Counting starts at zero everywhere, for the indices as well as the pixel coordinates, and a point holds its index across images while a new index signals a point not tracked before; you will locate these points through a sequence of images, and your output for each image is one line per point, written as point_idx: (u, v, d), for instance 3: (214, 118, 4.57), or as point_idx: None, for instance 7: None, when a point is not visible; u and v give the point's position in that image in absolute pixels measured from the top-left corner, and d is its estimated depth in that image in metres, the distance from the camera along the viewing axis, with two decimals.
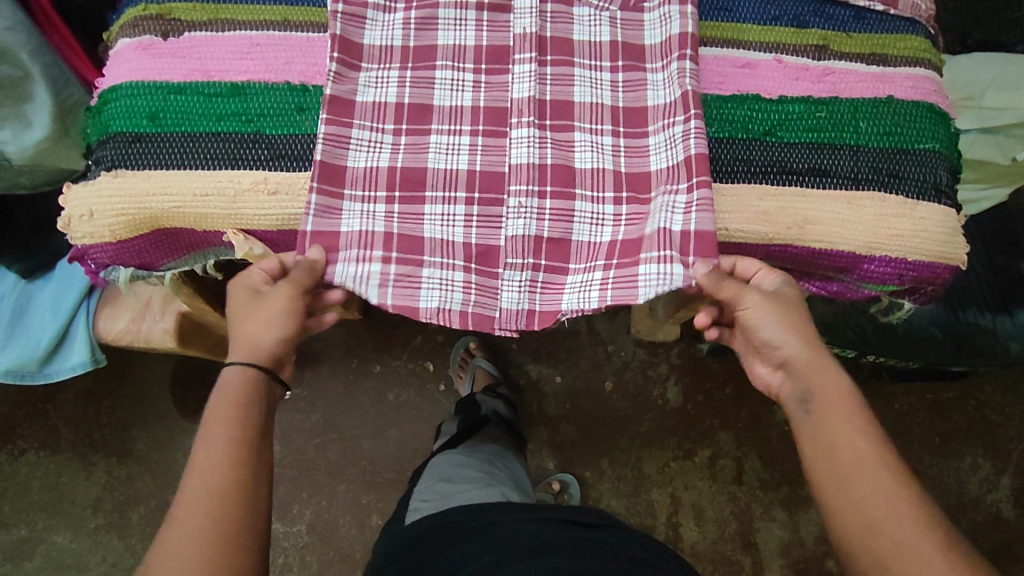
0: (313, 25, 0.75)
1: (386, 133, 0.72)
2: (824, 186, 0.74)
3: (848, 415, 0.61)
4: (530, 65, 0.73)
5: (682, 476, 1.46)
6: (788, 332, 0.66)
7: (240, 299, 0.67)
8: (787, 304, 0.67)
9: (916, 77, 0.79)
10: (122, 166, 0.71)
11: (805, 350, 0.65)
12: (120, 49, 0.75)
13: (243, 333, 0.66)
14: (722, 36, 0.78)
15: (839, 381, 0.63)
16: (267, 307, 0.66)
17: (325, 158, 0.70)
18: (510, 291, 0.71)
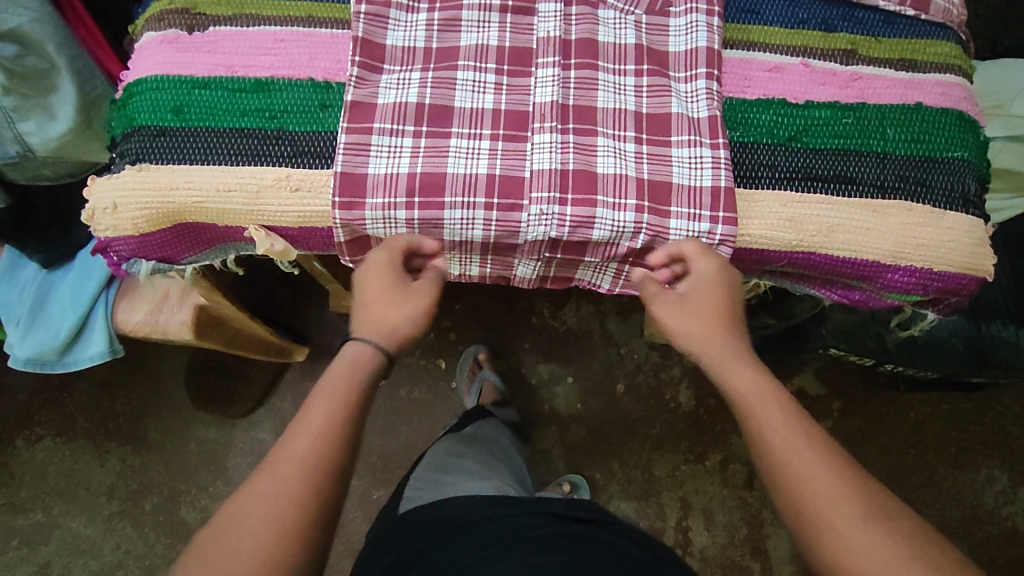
0: (336, 22, 0.75)
1: (406, 136, 0.71)
2: (849, 194, 0.73)
3: (771, 410, 0.64)
4: (553, 69, 0.73)
5: (693, 480, 1.45)
6: (702, 322, 0.71)
7: (374, 279, 0.71)
8: (698, 297, 0.71)
9: (946, 84, 0.77)
10: (146, 160, 0.71)
11: (702, 336, 0.70)
12: (144, 42, 0.75)
13: (378, 311, 0.70)
14: (749, 39, 0.78)
15: (753, 375, 0.67)
16: (412, 303, 0.72)
17: (346, 169, 0.70)
18: (525, 267, 0.79)
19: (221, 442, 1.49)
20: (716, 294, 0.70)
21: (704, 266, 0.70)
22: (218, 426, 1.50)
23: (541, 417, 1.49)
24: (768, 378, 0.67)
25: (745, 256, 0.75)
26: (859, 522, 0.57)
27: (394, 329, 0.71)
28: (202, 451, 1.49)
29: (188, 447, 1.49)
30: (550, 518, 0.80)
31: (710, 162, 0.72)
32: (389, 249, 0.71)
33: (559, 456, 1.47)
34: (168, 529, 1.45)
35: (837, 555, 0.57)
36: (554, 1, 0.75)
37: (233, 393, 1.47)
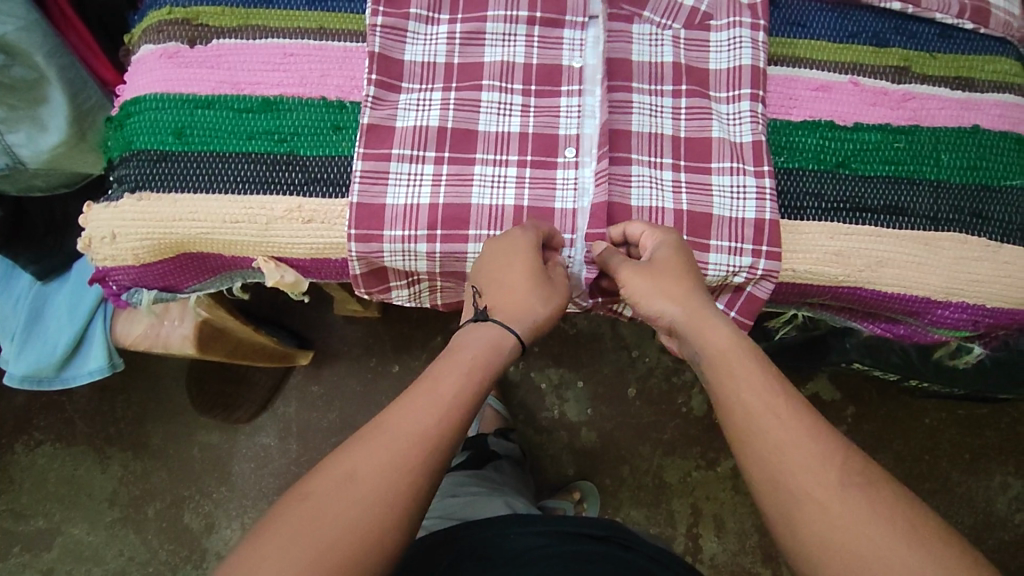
0: (350, 34, 0.69)
1: (426, 163, 0.66)
2: (899, 225, 0.68)
3: (744, 374, 0.56)
4: (576, 100, 0.68)
5: (707, 487, 1.39)
6: (666, 297, 0.60)
7: (523, 257, 0.61)
8: (665, 262, 0.61)
9: (1005, 105, 0.72)
10: (147, 188, 0.66)
11: (680, 308, 0.60)
12: (143, 55, 0.69)
13: (511, 294, 0.61)
14: (794, 54, 0.72)
15: (730, 336, 0.58)
16: (552, 292, 0.62)
17: (361, 200, 0.65)
18: None
19: (226, 448, 1.43)
20: (678, 264, 0.61)
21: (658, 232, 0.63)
22: (219, 430, 1.43)
23: (549, 423, 1.43)
24: (745, 339, 0.59)
25: (786, 289, 0.71)
26: (852, 514, 0.49)
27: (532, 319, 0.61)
28: (207, 457, 1.43)
29: (189, 452, 1.43)
30: (570, 538, 0.76)
31: (753, 193, 0.67)
32: (533, 230, 0.63)
33: (572, 461, 1.41)
34: (172, 536, 1.40)
35: (847, 549, 0.48)
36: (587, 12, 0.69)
37: (235, 399, 1.40)
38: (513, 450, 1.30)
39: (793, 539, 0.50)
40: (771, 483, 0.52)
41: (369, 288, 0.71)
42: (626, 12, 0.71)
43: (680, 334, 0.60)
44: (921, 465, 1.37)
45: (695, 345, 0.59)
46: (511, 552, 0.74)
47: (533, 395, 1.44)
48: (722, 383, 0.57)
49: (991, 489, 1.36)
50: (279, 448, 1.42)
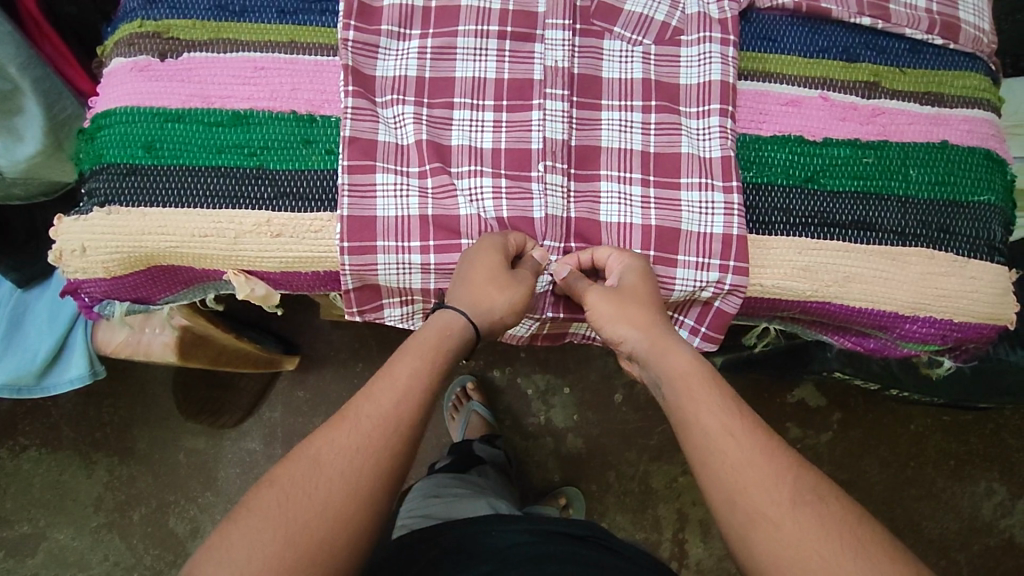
0: (321, 48, 0.70)
1: (411, 177, 0.67)
2: (868, 240, 0.69)
3: (700, 396, 0.56)
4: (562, 103, 0.68)
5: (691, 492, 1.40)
6: (633, 324, 0.62)
7: (488, 258, 0.62)
8: (635, 291, 0.62)
9: (973, 120, 0.72)
10: (116, 201, 0.66)
11: (644, 335, 0.61)
12: (114, 68, 0.69)
13: (477, 292, 0.62)
14: (765, 69, 0.73)
15: (690, 361, 0.59)
16: (516, 290, 0.63)
17: (351, 212, 0.65)
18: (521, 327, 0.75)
19: (211, 453, 1.43)
20: (643, 290, 0.63)
21: (630, 262, 0.64)
22: (205, 436, 1.43)
23: (534, 428, 1.43)
24: (705, 364, 0.59)
25: (756, 303, 0.71)
26: (817, 520, 0.49)
27: (491, 311, 0.63)
28: (193, 462, 1.43)
29: (174, 457, 1.43)
30: (543, 535, 0.76)
31: (721, 208, 0.67)
32: (506, 236, 0.65)
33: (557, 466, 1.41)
34: (157, 541, 1.40)
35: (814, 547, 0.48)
36: (561, 29, 0.69)
37: (221, 405, 1.41)
38: (499, 456, 1.30)
39: (760, 547, 0.49)
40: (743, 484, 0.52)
41: (361, 307, 0.71)
42: (597, 27, 0.71)
43: (643, 361, 0.62)
44: (906, 470, 1.37)
45: (659, 369, 0.59)
46: (480, 556, 0.74)
47: (519, 400, 1.44)
48: (682, 406, 0.57)
49: (976, 494, 1.36)
50: (265, 454, 1.42)
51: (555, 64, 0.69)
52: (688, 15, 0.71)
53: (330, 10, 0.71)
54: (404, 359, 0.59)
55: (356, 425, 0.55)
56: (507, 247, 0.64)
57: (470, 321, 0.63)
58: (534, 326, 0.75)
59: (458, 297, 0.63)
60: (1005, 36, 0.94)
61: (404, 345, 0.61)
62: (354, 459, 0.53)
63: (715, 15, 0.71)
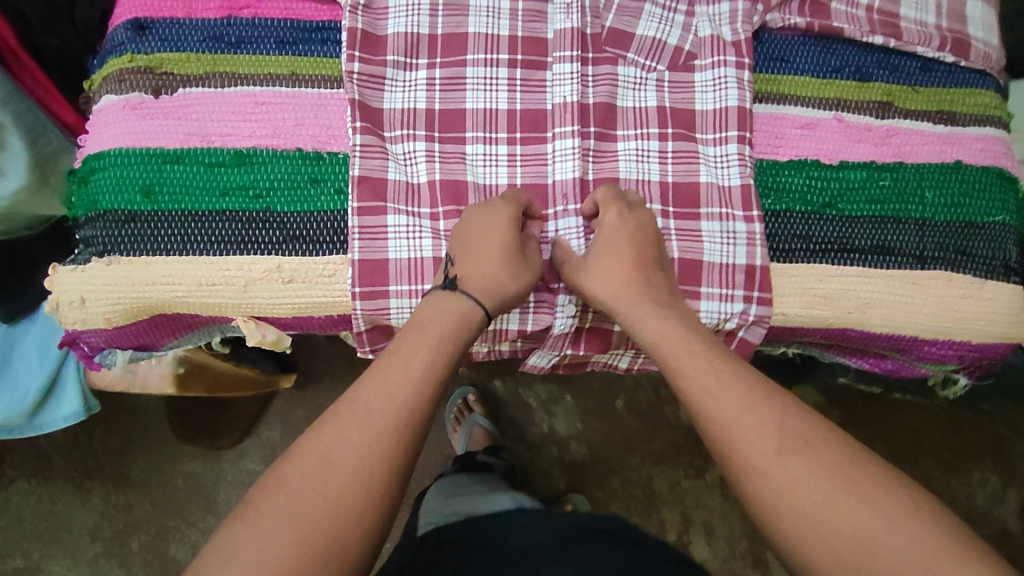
0: (324, 80, 0.67)
1: (423, 218, 0.65)
2: (887, 265, 0.68)
3: (693, 367, 0.56)
4: (574, 140, 0.67)
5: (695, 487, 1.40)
6: (611, 287, 0.61)
7: (500, 235, 0.61)
8: (619, 243, 0.62)
9: (986, 139, 0.72)
10: (116, 251, 0.62)
11: (626, 295, 0.61)
12: (104, 106, 0.66)
13: (492, 275, 0.61)
14: (779, 91, 0.71)
15: (666, 326, 0.59)
16: (529, 274, 0.63)
17: (363, 256, 0.63)
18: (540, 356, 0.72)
19: (207, 475, 1.39)
20: (623, 240, 0.62)
21: (607, 217, 0.62)
22: (203, 460, 1.40)
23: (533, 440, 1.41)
24: (688, 327, 0.59)
25: (776, 331, 0.70)
26: None
27: (499, 283, 0.61)
28: (188, 484, 1.39)
29: (171, 483, 1.39)
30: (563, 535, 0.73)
31: (743, 238, 0.66)
32: (513, 202, 0.63)
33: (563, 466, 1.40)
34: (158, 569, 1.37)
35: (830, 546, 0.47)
36: (570, 62, 0.68)
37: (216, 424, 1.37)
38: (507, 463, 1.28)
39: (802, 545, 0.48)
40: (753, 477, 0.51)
41: (374, 346, 0.68)
42: (610, 54, 0.69)
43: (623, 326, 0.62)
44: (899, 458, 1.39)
45: (640, 333, 0.60)
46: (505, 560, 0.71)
47: (522, 411, 1.43)
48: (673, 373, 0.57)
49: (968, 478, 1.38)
50: None
51: (570, 96, 0.67)
52: (701, 39, 0.70)
53: (331, 39, 0.68)
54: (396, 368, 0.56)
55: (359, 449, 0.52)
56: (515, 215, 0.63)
57: (487, 311, 0.61)
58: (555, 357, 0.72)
59: (469, 279, 0.61)
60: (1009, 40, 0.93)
61: (410, 332, 0.58)
62: (377, 509, 0.51)
63: (729, 37, 0.70)
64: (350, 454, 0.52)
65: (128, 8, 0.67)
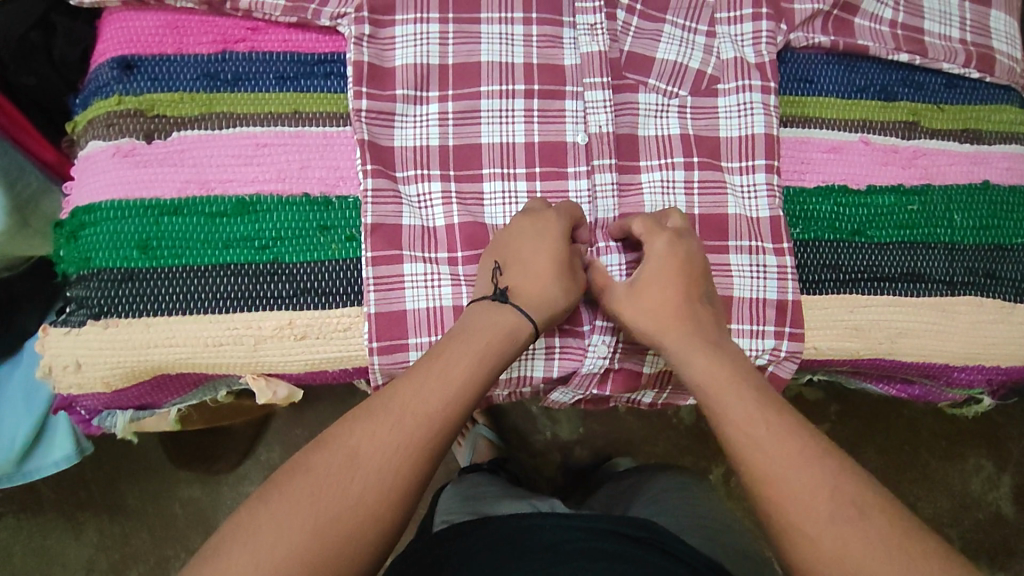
0: (330, 118, 0.63)
1: (440, 263, 0.62)
2: (918, 292, 0.67)
3: (729, 401, 0.52)
4: (611, 175, 0.64)
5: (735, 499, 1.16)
6: (652, 317, 0.57)
7: (552, 245, 0.58)
8: (662, 276, 0.58)
9: (1012, 157, 0.70)
10: (113, 312, 0.58)
11: (668, 328, 0.57)
12: (91, 153, 0.61)
13: (544, 284, 0.57)
14: (804, 114, 0.69)
15: (711, 363, 0.54)
16: (580, 287, 0.60)
17: (379, 308, 0.59)
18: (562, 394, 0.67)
19: (205, 501, 1.15)
20: (671, 275, 0.58)
21: (652, 244, 0.59)
22: None
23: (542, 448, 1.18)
24: (735, 361, 0.54)
25: (806, 363, 0.68)
26: None
27: (550, 298, 0.57)
28: (184, 513, 1.14)
29: None
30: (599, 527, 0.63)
31: (774, 272, 0.64)
32: (568, 214, 0.60)
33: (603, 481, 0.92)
34: None
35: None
36: (603, 89, 0.64)
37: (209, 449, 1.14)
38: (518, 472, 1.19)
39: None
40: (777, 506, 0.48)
41: None
42: (630, 80, 0.66)
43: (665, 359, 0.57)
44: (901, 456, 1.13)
45: (682, 366, 0.55)
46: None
47: None
48: (714, 404, 0.52)
49: (964, 474, 1.12)
50: None
51: (608, 127, 0.64)
52: (724, 61, 0.67)
53: (335, 72, 0.63)
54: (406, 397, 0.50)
55: (368, 501, 0.47)
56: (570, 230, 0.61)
57: (536, 323, 0.57)
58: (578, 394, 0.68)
59: (519, 288, 0.57)
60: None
61: (443, 350, 0.53)
62: None
63: (752, 59, 0.66)
64: (353, 498, 0.46)
65: (111, 45, 0.62)
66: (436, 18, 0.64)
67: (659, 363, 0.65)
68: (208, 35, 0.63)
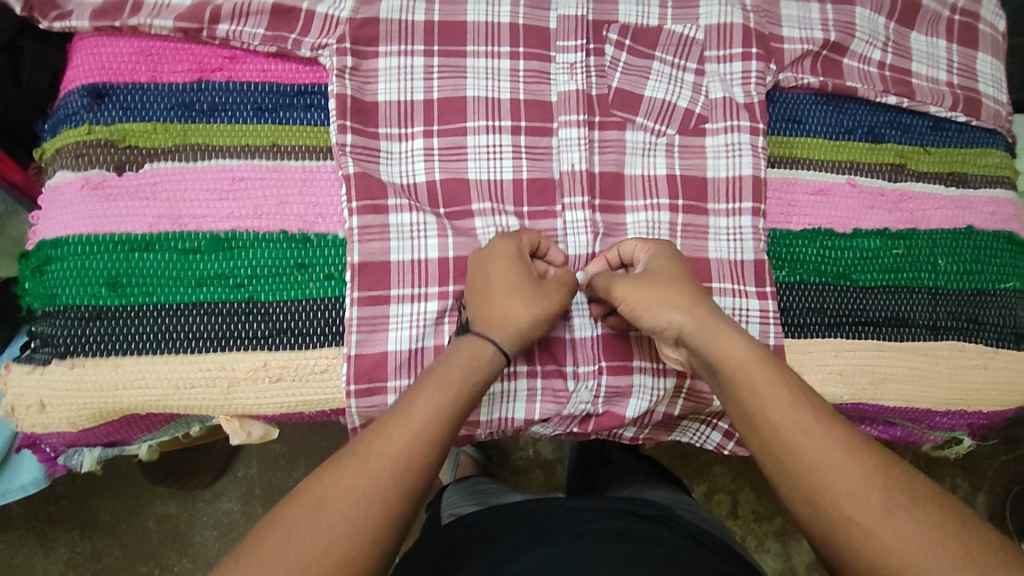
0: (309, 151, 0.61)
1: (430, 298, 0.59)
2: (903, 337, 0.66)
3: (753, 389, 0.47)
4: (583, 213, 0.62)
5: (736, 519, 1.00)
6: (674, 306, 0.52)
7: (508, 268, 0.55)
8: (668, 273, 0.54)
9: (997, 201, 0.71)
10: (78, 351, 0.56)
11: (690, 316, 0.51)
12: (58, 184, 0.59)
13: (499, 306, 0.53)
14: (792, 155, 0.68)
15: (744, 348, 0.49)
16: (547, 303, 0.54)
17: (360, 350, 0.58)
18: (543, 428, 0.65)
19: (185, 515, 0.95)
20: (675, 269, 0.55)
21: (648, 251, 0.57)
22: None
23: (526, 461, 1.01)
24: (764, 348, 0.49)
25: None
26: None
27: (518, 330, 0.53)
28: (162, 531, 0.95)
29: None
30: (608, 512, 0.55)
31: (757, 315, 0.63)
32: (514, 238, 0.57)
33: (598, 476, 0.85)
34: None
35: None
36: (576, 127, 0.63)
37: (194, 458, 0.95)
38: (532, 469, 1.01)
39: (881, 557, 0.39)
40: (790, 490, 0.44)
41: None
42: (617, 118, 0.65)
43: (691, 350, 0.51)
44: None
45: (709, 357, 0.50)
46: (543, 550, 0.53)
47: None
48: (739, 397, 0.47)
49: None
50: None
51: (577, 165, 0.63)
52: (712, 101, 0.66)
53: (315, 105, 0.62)
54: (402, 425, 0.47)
55: None
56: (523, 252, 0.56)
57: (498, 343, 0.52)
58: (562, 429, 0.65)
59: (477, 314, 0.54)
60: (1008, 71, 0.85)
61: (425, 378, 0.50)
62: None
63: (741, 99, 0.65)
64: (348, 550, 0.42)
65: (81, 72, 0.60)
66: (421, 51, 0.63)
67: (642, 405, 0.62)
68: (182, 63, 0.61)
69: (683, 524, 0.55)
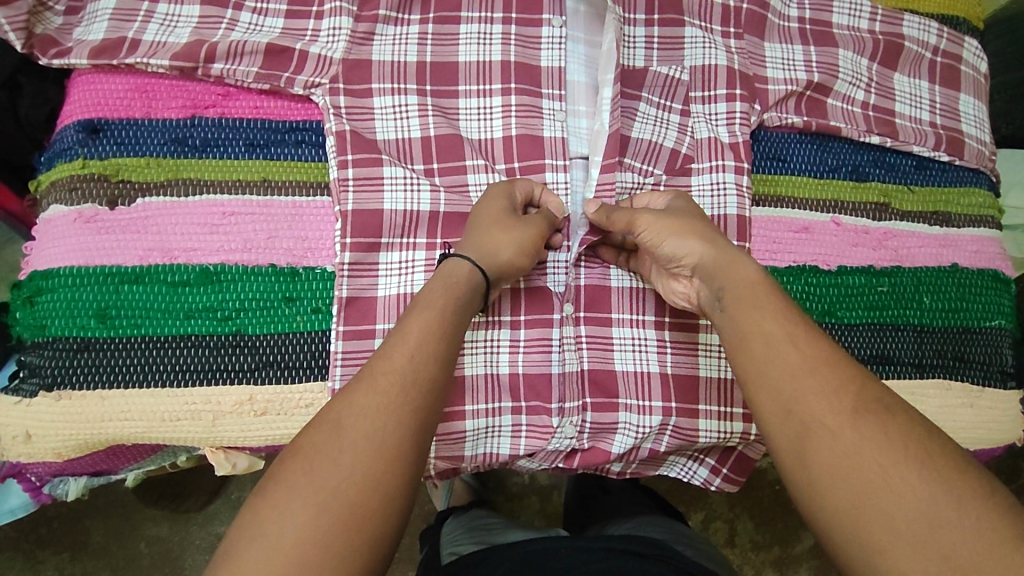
0: (301, 187, 0.62)
1: None
2: (889, 374, 0.67)
3: (758, 308, 0.48)
4: (564, 253, 0.65)
5: (733, 547, 0.99)
6: (686, 236, 0.53)
7: (496, 204, 0.58)
8: (683, 210, 0.56)
9: (981, 240, 0.71)
10: (66, 383, 0.57)
11: (712, 244, 0.53)
12: (53, 217, 0.60)
13: (483, 233, 0.56)
14: (778, 193, 0.69)
15: (757, 274, 0.50)
16: (524, 231, 0.56)
17: (344, 385, 0.58)
18: (529, 462, 0.65)
19: (175, 540, 0.95)
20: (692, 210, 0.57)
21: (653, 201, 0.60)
22: None
23: (520, 487, 1.00)
24: (773, 282, 0.50)
25: None
26: None
27: (496, 255, 0.55)
28: (152, 556, 0.94)
29: None
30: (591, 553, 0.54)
31: None
32: (511, 181, 0.60)
33: (590, 508, 0.84)
34: None
35: (865, 512, 0.39)
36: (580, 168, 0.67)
37: (187, 480, 0.95)
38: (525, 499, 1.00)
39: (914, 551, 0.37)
40: (777, 424, 0.43)
41: None
42: None
43: (705, 277, 0.52)
44: None
45: (720, 282, 0.51)
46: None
47: None
48: (741, 314, 0.48)
49: None
50: None
51: (587, 193, 0.65)
52: (697, 140, 0.67)
53: (306, 141, 0.63)
54: (402, 345, 0.47)
55: None
56: (513, 194, 0.59)
57: (475, 266, 0.54)
58: (549, 463, 0.65)
59: (463, 244, 0.56)
60: (995, 109, 0.86)
61: (416, 311, 0.50)
62: None
63: (726, 139, 0.66)
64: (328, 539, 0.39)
65: (78, 108, 0.62)
66: (413, 90, 0.64)
67: (628, 442, 0.63)
68: (177, 99, 0.62)
69: (667, 566, 0.55)
